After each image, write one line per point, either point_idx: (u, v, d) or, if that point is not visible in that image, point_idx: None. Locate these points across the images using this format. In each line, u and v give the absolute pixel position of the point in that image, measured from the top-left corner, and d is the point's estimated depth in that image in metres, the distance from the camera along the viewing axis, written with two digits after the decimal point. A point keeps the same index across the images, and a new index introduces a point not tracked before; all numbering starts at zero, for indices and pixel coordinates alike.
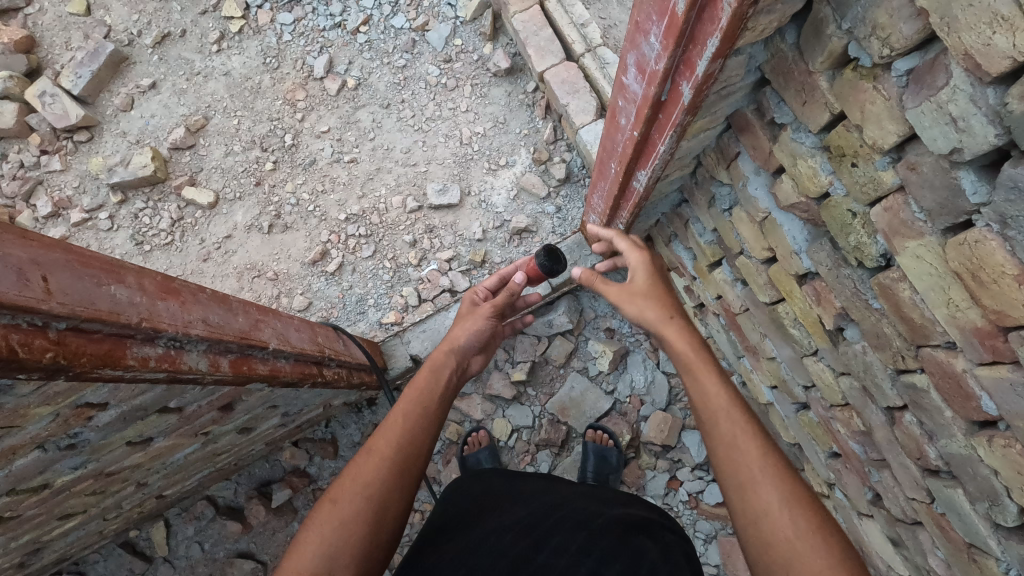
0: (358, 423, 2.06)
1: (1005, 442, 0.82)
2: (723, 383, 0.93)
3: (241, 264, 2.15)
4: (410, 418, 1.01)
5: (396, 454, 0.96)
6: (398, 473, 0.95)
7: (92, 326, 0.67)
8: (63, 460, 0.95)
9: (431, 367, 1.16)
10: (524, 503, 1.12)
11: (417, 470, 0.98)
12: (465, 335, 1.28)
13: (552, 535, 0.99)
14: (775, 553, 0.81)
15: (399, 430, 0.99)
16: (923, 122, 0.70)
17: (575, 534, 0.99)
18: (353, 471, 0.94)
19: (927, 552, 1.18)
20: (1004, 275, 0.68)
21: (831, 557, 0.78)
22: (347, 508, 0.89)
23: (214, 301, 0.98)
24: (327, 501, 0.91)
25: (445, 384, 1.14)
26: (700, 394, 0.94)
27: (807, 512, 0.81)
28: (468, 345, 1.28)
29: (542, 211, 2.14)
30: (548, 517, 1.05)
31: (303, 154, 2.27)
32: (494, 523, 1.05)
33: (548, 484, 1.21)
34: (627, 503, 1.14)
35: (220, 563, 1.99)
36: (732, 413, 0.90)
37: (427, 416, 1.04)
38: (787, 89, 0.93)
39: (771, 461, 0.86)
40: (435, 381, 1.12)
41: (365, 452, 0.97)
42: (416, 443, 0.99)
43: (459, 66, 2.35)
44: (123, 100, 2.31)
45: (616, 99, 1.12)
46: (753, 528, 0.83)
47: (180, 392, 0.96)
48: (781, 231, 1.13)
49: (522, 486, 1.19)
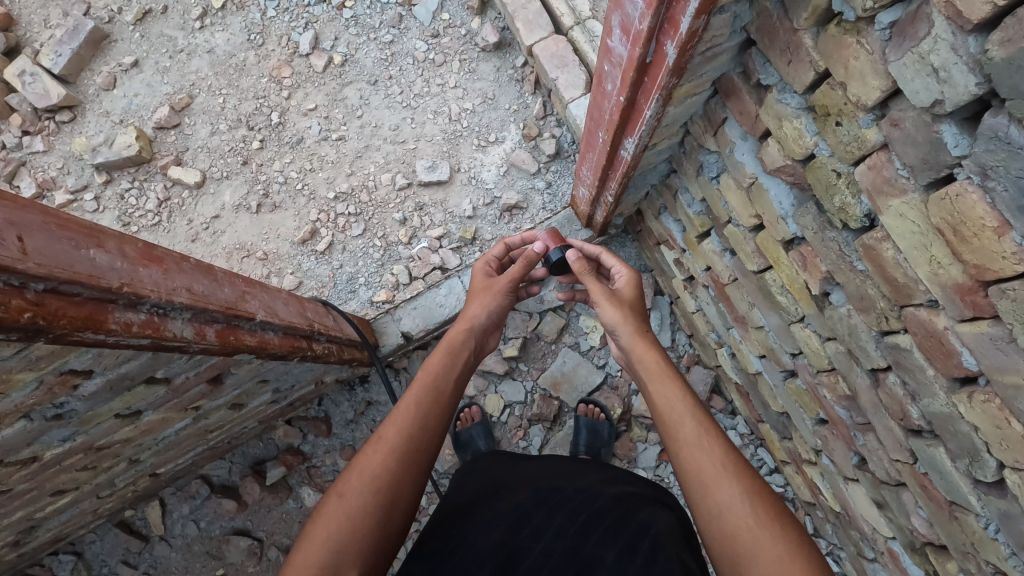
0: (350, 400, 2.06)
1: (984, 398, 0.84)
2: (685, 390, 0.99)
3: (229, 244, 2.13)
4: (417, 403, 1.01)
5: (404, 444, 0.95)
6: (407, 463, 0.94)
7: (72, 290, 0.67)
8: (52, 432, 0.96)
9: (448, 348, 1.15)
10: (523, 489, 1.11)
11: (426, 460, 0.97)
12: (483, 312, 1.26)
13: (551, 518, 1.00)
14: (739, 546, 0.82)
15: (407, 419, 0.98)
16: (905, 75, 0.70)
17: (577, 515, 0.98)
18: (360, 463, 0.93)
19: (910, 512, 1.21)
20: (984, 229, 0.68)
21: (789, 546, 0.80)
22: (356, 501, 0.88)
23: (199, 271, 0.97)
24: (334, 494, 0.90)
25: (462, 369, 1.14)
26: (668, 399, 0.98)
27: (765, 503, 0.84)
28: (488, 321, 1.27)
29: (532, 187, 2.13)
30: (548, 501, 1.05)
31: (290, 132, 2.24)
32: (493, 511, 1.05)
33: (548, 468, 1.21)
34: (631, 480, 1.14)
35: (216, 541, 2.00)
36: (694, 415, 0.95)
37: (439, 403, 1.03)
38: (772, 48, 0.92)
39: (733, 458, 0.89)
40: (452, 363, 1.12)
41: (373, 442, 0.96)
42: (426, 433, 0.99)
43: (447, 41, 2.32)
44: (105, 79, 2.27)
45: (602, 64, 1.11)
46: (716, 523, 0.85)
47: (167, 362, 0.96)
48: (767, 196, 1.13)
49: (521, 473, 1.20)
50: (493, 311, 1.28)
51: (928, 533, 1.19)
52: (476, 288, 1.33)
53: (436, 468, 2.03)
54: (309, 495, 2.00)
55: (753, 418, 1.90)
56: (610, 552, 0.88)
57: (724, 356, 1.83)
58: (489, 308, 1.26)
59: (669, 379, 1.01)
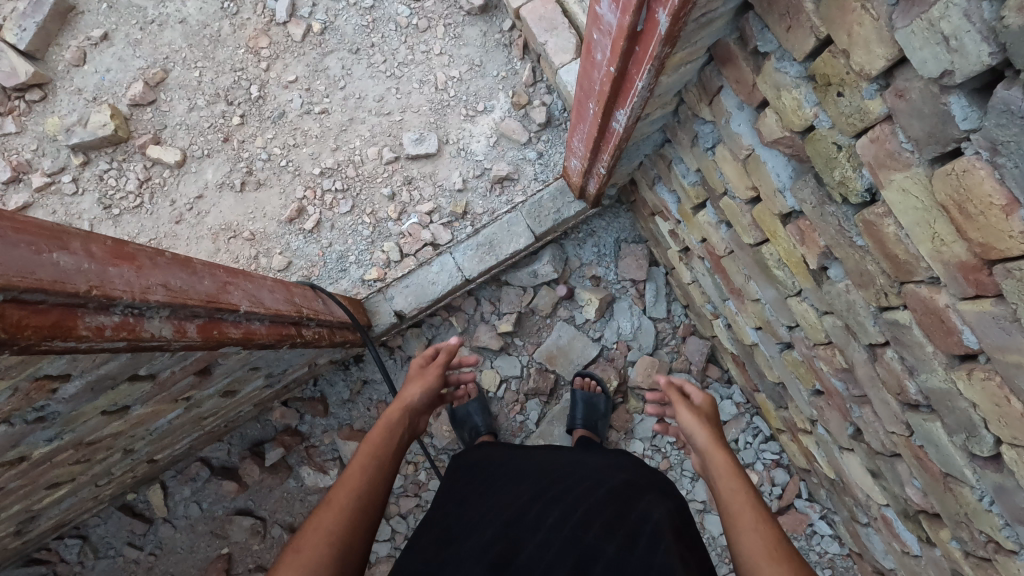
0: (346, 379, 2.05)
1: (984, 375, 0.82)
2: (745, 480, 0.92)
3: (215, 224, 2.06)
4: (370, 467, 0.94)
5: (355, 502, 0.88)
6: (359, 522, 0.87)
7: (35, 297, 0.63)
8: (36, 433, 0.94)
9: (388, 419, 1.09)
10: (518, 484, 1.11)
11: (374, 520, 0.90)
12: (417, 395, 1.19)
13: (550, 509, 0.98)
14: None
15: (359, 478, 0.91)
16: (913, 43, 0.65)
17: (576, 507, 0.97)
18: (315, 520, 0.85)
19: (905, 482, 1.22)
20: (992, 206, 0.65)
21: None
22: (311, 557, 0.80)
23: (175, 265, 0.94)
24: (290, 550, 0.81)
25: (404, 441, 1.08)
26: (729, 486, 0.91)
27: None
28: (421, 404, 1.20)
29: (523, 158, 2.07)
30: (546, 493, 1.04)
31: (271, 106, 2.16)
32: (488, 506, 1.05)
33: (543, 465, 1.20)
34: (626, 470, 1.14)
35: (220, 521, 2.03)
36: (752, 503, 0.87)
37: (386, 465, 0.97)
38: (771, 13, 0.87)
39: (786, 546, 0.80)
40: (397, 430, 1.06)
41: (327, 501, 0.88)
42: (375, 492, 0.92)
43: (430, 4, 2.22)
44: (74, 54, 2.16)
45: (591, 32, 1.05)
46: None
47: (149, 359, 0.93)
48: (764, 169, 1.09)
49: (516, 468, 1.19)
50: (427, 396, 1.21)
51: (922, 502, 1.20)
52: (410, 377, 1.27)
53: (434, 444, 2.04)
54: (309, 474, 2.01)
55: (749, 387, 1.91)
56: (610, 546, 0.88)
57: (720, 327, 1.81)
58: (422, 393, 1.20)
59: (733, 469, 0.95)
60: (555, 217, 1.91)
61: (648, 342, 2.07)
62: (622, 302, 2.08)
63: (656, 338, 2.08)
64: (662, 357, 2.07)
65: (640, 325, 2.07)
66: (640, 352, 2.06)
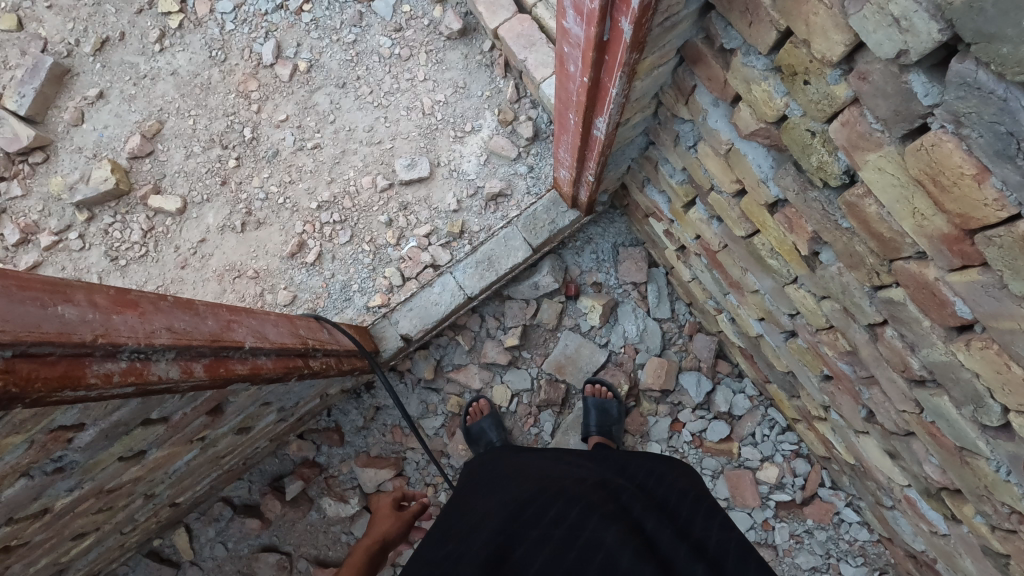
0: (359, 407, 2.06)
1: (982, 344, 0.82)
2: None
3: (219, 266, 2.09)
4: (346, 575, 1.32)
5: None
6: None
7: (43, 350, 0.66)
8: (56, 484, 0.96)
9: (366, 546, 1.41)
10: (519, 485, 1.14)
11: None
12: (393, 528, 1.46)
13: (549, 506, 1.02)
14: None
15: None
16: (867, 27, 0.67)
17: (575, 503, 1.01)
18: None
19: (922, 460, 1.21)
20: (963, 176, 0.66)
21: None
22: None
23: (178, 308, 0.96)
24: None
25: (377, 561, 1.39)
26: None
27: None
28: (396, 533, 1.46)
29: (515, 172, 2.10)
30: (545, 492, 1.08)
31: (265, 146, 2.20)
32: (489, 509, 1.09)
33: (546, 466, 1.24)
34: (632, 476, 1.16)
35: (246, 559, 2.02)
36: None
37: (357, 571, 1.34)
38: (731, 11, 0.89)
39: None
40: (371, 557, 1.38)
41: None
42: None
43: (411, 33, 2.28)
44: (73, 115, 2.20)
45: (561, 46, 1.08)
46: None
47: (159, 403, 0.96)
48: (745, 161, 1.10)
49: (520, 471, 1.23)
50: (399, 529, 1.48)
51: (941, 479, 1.19)
52: (377, 515, 1.53)
53: (451, 464, 2.05)
54: (330, 505, 2.01)
55: (760, 379, 1.89)
56: (610, 536, 0.91)
57: (725, 321, 1.81)
58: (394, 527, 1.47)
59: None
60: (551, 227, 1.94)
61: (655, 343, 2.08)
62: (625, 306, 2.08)
63: (663, 338, 2.09)
64: (670, 357, 2.06)
65: (645, 327, 2.07)
66: (648, 353, 2.06)
